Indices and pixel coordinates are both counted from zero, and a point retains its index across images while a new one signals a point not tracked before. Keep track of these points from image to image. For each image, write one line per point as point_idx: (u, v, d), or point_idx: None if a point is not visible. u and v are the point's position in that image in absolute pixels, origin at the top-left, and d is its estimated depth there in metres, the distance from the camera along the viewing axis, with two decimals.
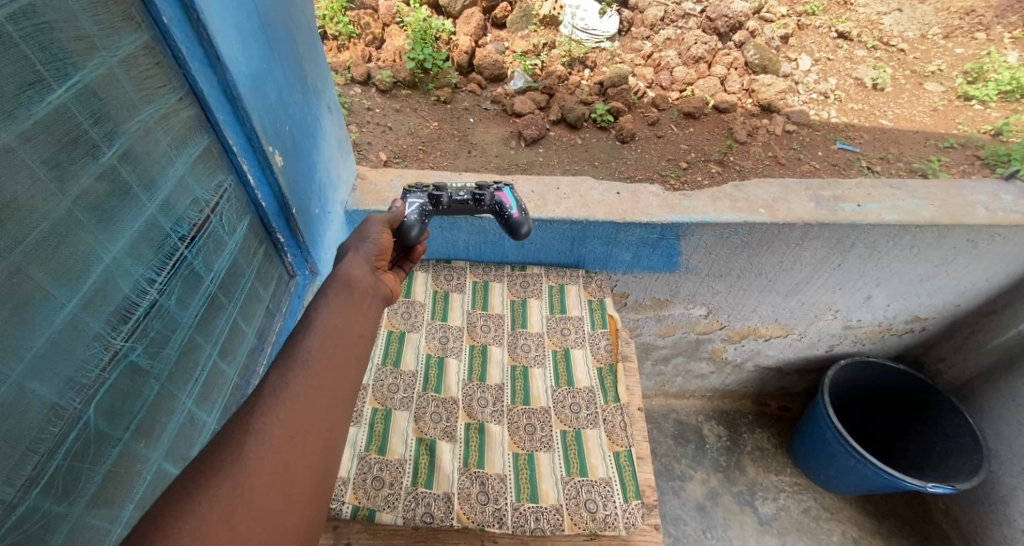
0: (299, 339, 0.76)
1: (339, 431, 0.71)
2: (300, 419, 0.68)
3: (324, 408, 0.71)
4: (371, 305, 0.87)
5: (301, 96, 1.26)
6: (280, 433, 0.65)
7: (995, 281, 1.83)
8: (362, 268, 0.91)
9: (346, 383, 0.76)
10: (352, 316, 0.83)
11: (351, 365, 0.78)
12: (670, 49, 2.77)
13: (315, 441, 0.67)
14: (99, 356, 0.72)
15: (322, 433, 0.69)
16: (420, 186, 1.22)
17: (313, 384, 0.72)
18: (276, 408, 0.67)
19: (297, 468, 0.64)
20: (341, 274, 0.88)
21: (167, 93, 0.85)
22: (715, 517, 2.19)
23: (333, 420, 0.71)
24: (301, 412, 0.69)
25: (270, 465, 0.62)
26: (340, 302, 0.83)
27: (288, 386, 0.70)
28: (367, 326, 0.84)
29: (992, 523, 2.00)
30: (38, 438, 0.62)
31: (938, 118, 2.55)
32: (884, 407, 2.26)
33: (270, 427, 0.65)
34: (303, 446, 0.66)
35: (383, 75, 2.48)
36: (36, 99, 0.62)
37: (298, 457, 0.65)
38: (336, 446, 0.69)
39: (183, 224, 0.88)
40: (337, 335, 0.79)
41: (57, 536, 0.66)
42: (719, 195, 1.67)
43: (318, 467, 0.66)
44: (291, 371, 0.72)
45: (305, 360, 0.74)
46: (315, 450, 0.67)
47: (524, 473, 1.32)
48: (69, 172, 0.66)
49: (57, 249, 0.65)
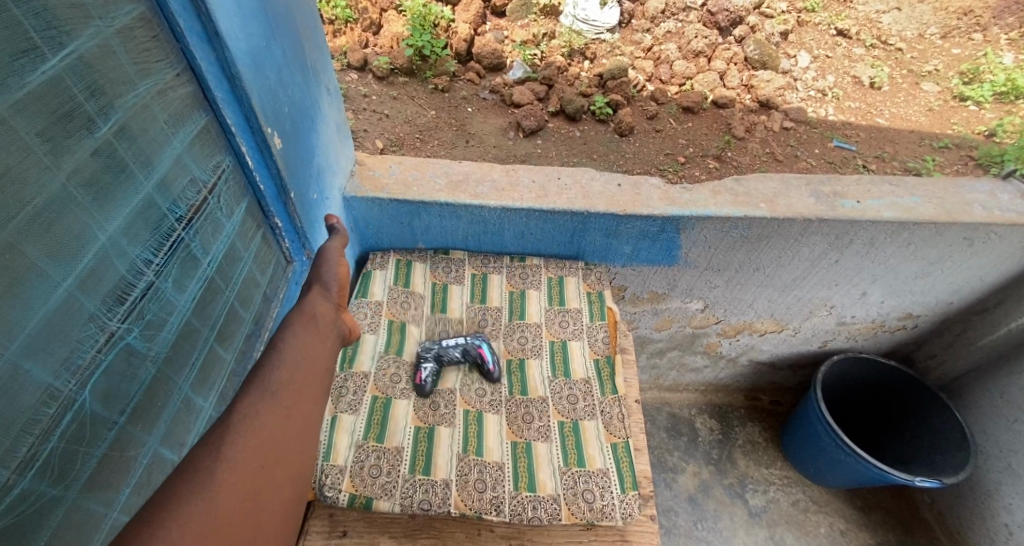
0: (265, 370, 0.76)
1: (307, 461, 0.72)
2: (269, 449, 0.68)
3: (296, 436, 0.72)
4: (334, 338, 0.89)
5: (301, 77, 1.24)
6: (253, 460, 0.65)
7: (988, 280, 1.85)
8: (327, 302, 0.93)
9: (313, 414, 0.77)
10: (319, 344, 0.85)
11: (319, 394, 0.79)
12: (670, 42, 2.76)
13: (286, 470, 0.68)
14: (94, 338, 0.70)
15: (292, 462, 0.70)
16: None
17: (283, 413, 0.73)
18: (249, 433, 0.67)
19: (267, 494, 0.64)
20: (305, 307, 0.89)
21: (164, 68, 0.82)
22: (706, 508, 2.21)
23: (301, 448, 0.72)
24: (272, 440, 0.69)
25: (243, 493, 0.62)
26: (307, 330, 0.85)
27: (259, 413, 0.70)
28: (332, 359, 0.86)
29: (977, 517, 2.03)
30: (32, 419, 0.61)
31: (933, 118, 2.56)
32: (870, 402, 2.30)
33: (242, 454, 0.65)
34: (274, 475, 0.67)
35: (380, 61, 2.45)
36: (30, 67, 0.59)
37: (269, 486, 0.65)
38: (304, 477, 0.70)
39: (179, 205, 0.86)
40: (304, 366, 0.80)
41: (52, 520, 0.65)
42: (720, 189, 1.67)
43: (289, 497, 0.67)
44: (261, 399, 0.72)
45: (275, 390, 0.74)
46: (286, 478, 0.67)
47: (522, 461, 1.33)
48: (64, 145, 0.64)
49: (51, 226, 0.63)
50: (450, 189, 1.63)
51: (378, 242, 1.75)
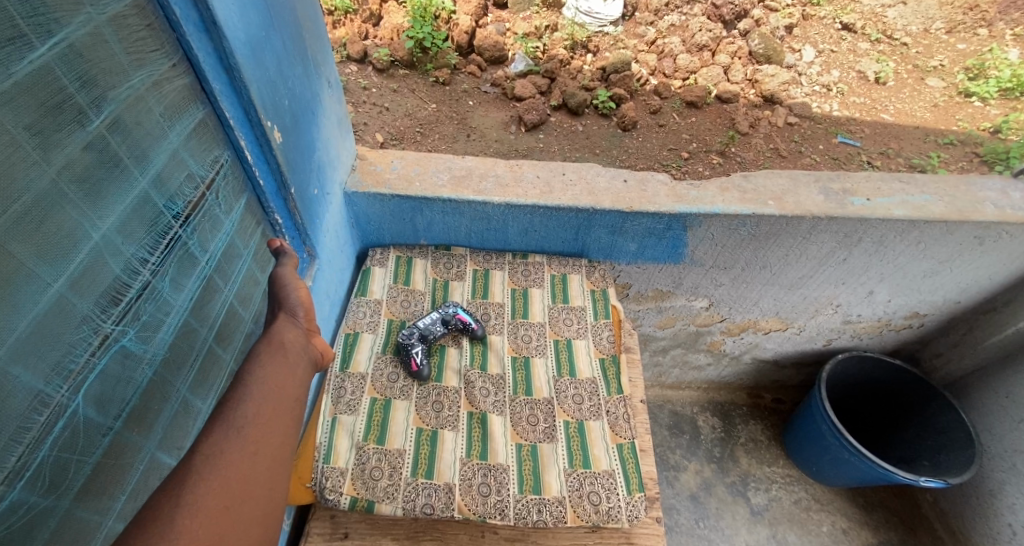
0: (231, 405, 0.74)
1: (277, 497, 0.72)
2: (234, 490, 0.67)
3: (263, 474, 0.71)
4: (305, 365, 0.87)
5: (301, 68, 1.20)
6: (216, 506, 0.64)
7: (997, 279, 1.83)
8: (297, 329, 0.90)
9: (283, 447, 0.75)
10: (288, 374, 0.82)
11: (289, 428, 0.77)
12: (673, 36, 2.72)
13: (253, 511, 0.67)
14: (88, 341, 0.67)
15: (259, 501, 0.69)
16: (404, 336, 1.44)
17: (249, 450, 0.71)
18: (211, 476, 0.66)
19: (231, 543, 0.63)
20: (274, 336, 0.86)
21: (159, 58, 0.78)
22: (708, 507, 2.19)
23: (270, 488, 0.71)
24: (238, 481, 0.68)
25: (203, 543, 0.61)
26: (276, 360, 0.82)
27: (224, 453, 0.69)
28: (304, 387, 0.84)
29: (980, 517, 2.02)
30: (22, 428, 0.58)
31: (938, 114, 2.53)
32: (875, 400, 2.28)
33: (204, 499, 0.63)
34: (239, 517, 0.66)
35: (380, 53, 2.41)
36: (17, 56, 0.55)
37: (233, 531, 0.64)
38: (273, 515, 0.70)
39: (176, 201, 0.82)
40: (274, 397, 0.78)
41: (44, 531, 0.63)
42: (728, 185, 1.64)
43: (255, 538, 0.67)
44: (225, 437, 0.70)
45: (241, 427, 0.72)
46: (252, 520, 0.67)
47: (527, 464, 1.30)
48: (53, 140, 0.61)
49: (41, 224, 0.60)
50: (454, 184, 1.60)
51: (378, 238, 1.72)
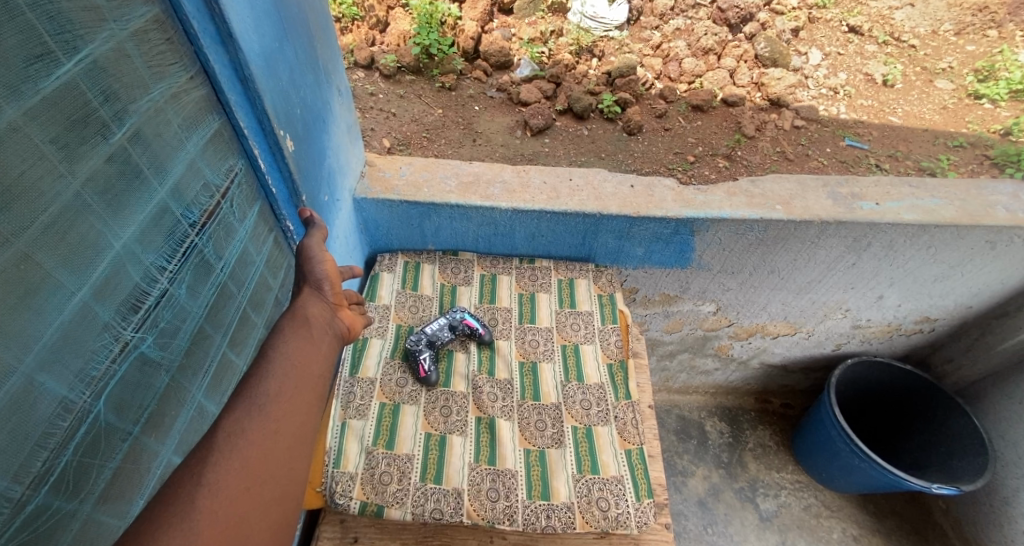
0: (255, 385, 0.77)
1: (298, 476, 0.75)
2: (256, 470, 0.69)
3: (284, 453, 0.74)
4: (328, 343, 0.90)
5: (313, 77, 1.22)
6: (238, 485, 0.67)
7: (1009, 284, 1.81)
8: (321, 305, 0.93)
9: (305, 426, 0.78)
10: (312, 356, 0.85)
11: (311, 409, 0.80)
12: (680, 39, 2.72)
13: (273, 492, 0.70)
14: (109, 348, 0.68)
15: (280, 482, 0.71)
16: (410, 339, 1.45)
17: (271, 429, 0.74)
18: (233, 456, 0.68)
19: (250, 524, 0.66)
20: (298, 310, 0.89)
21: (178, 71, 0.80)
22: (717, 513, 2.17)
23: (290, 470, 0.73)
24: (258, 461, 0.70)
25: (224, 521, 0.63)
26: (300, 341, 0.85)
27: (245, 433, 0.71)
28: (326, 364, 0.86)
29: (993, 524, 1.99)
30: (47, 433, 0.60)
31: (948, 117, 2.51)
32: (885, 404, 2.25)
33: (225, 478, 0.66)
34: (259, 497, 0.68)
35: (387, 59, 2.44)
36: (44, 73, 0.57)
37: (253, 511, 0.67)
38: (293, 494, 0.72)
39: (193, 209, 0.84)
40: (295, 377, 0.80)
41: (66, 534, 0.65)
42: (735, 190, 1.64)
43: (276, 517, 0.69)
44: (248, 418, 0.73)
45: (263, 406, 0.75)
46: (272, 500, 0.69)
47: (535, 470, 1.30)
48: (78, 152, 0.62)
49: (65, 234, 0.61)
50: (461, 190, 1.61)
51: (387, 243, 1.73)
